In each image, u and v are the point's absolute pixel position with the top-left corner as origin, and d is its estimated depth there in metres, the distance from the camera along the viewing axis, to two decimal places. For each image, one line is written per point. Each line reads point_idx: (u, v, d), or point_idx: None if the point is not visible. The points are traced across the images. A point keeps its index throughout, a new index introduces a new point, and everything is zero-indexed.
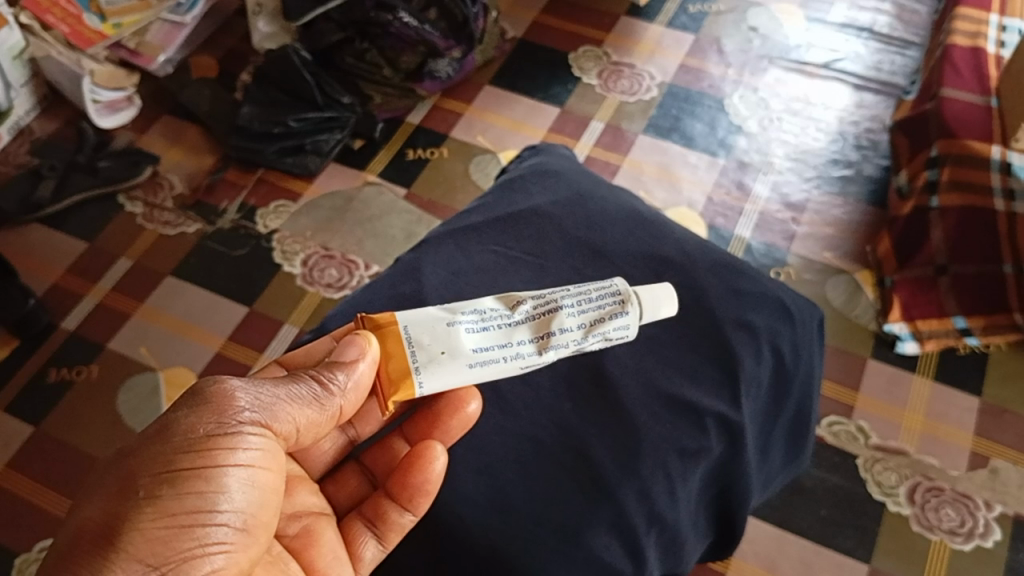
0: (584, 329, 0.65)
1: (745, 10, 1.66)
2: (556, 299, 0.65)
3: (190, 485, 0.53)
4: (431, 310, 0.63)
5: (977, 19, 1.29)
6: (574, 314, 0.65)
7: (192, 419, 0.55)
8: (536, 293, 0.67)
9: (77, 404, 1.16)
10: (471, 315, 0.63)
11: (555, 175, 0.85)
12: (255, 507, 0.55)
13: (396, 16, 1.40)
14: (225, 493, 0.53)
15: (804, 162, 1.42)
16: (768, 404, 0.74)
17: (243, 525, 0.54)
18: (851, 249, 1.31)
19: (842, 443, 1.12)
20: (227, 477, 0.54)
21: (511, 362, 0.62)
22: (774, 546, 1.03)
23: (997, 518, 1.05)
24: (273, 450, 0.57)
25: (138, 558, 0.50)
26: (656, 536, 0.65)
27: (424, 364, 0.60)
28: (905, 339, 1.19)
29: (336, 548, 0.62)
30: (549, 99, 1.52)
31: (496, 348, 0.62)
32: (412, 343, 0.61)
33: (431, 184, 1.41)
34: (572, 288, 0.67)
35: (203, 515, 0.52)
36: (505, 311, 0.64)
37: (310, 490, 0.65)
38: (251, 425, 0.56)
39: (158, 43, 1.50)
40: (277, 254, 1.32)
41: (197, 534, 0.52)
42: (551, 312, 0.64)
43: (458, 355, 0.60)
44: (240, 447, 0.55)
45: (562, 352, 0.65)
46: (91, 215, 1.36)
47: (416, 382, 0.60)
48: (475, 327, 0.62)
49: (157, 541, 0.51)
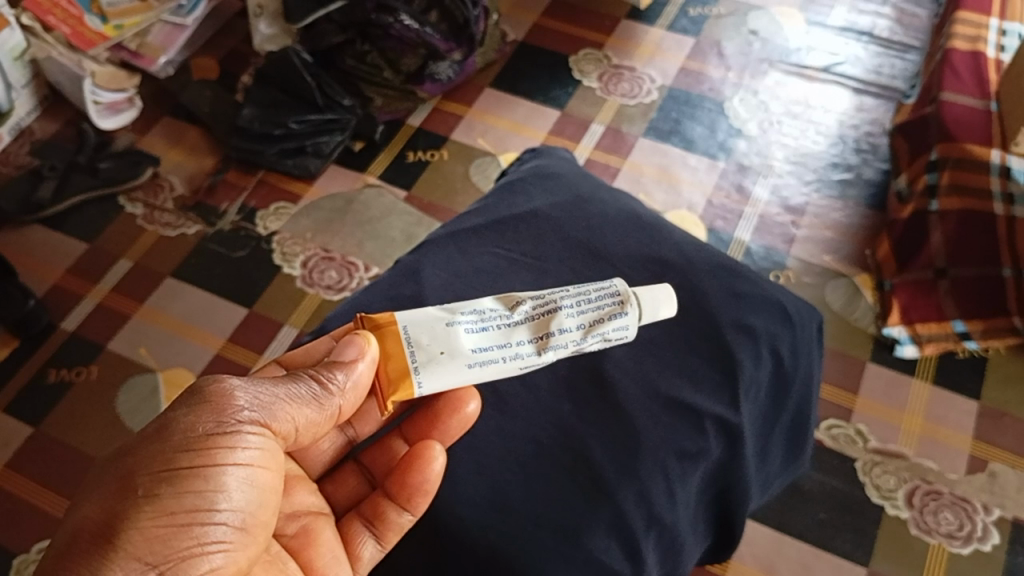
0: (583, 329, 0.65)
1: (746, 13, 1.67)
2: (556, 299, 0.65)
3: (189, 484, 0.53)
4: (430, 310, 0.63)
5: (978, 23, 1.29)
6: (573, 314, 0.65)
7: (191, 418, 0.55)
8: (535, 293, 0.67)
9: (77, 404, 1.16)
10: (471, 315, 0.63)
11: (555, 177, 0.85)
12: (254, 506, 0.55)
13: (397, 18, 1.41)
14: (224, 492, 0.53)
15: (804, 165, 1.43)
16: (768, 406, 0.74)
17: (241, 524, 0.54)
18: (850, 252, 1.31)
19: (841, 446, 1.12)
20: (226, 476, 0.54)
21: (510, 362, 0.62)
22: (773, 549, 1.03)
23: (996, 522, 1.05)
24: (272, 450, 0.57)
25: (137, 557, 0.50)
26: (654, 537, 0.65)
27: (423, 364, 0.60)
28: (904, 342, 1.19)
29: (335, 547, 0.62)
30: (549, 101, 1.53)
31: (495, 348, 0.62)
32: (412, 343, 0.61)
33: (431, 186, 1.41)
34: (571, 288, 0.67)
35: (202, 514, 0.53)
36: (505, 311, 0.64)
37: (309, 489, 0.65)
38: (251, 424, 0.56)
39: (159, 44, 1.50)
40: (277, 255, 1.32)
41: (196, 533, 0.52)
42: (550, 313, 0.64)
43: (458, 355, 0.60)
44: (239, 446, 0.55)
45: (562, 352, 0.65)
46: (92, 216, 1.37)
47: (415, 381, 0.60)
48: (474, 327, 0.62)
49: (156, 540, 0.51)
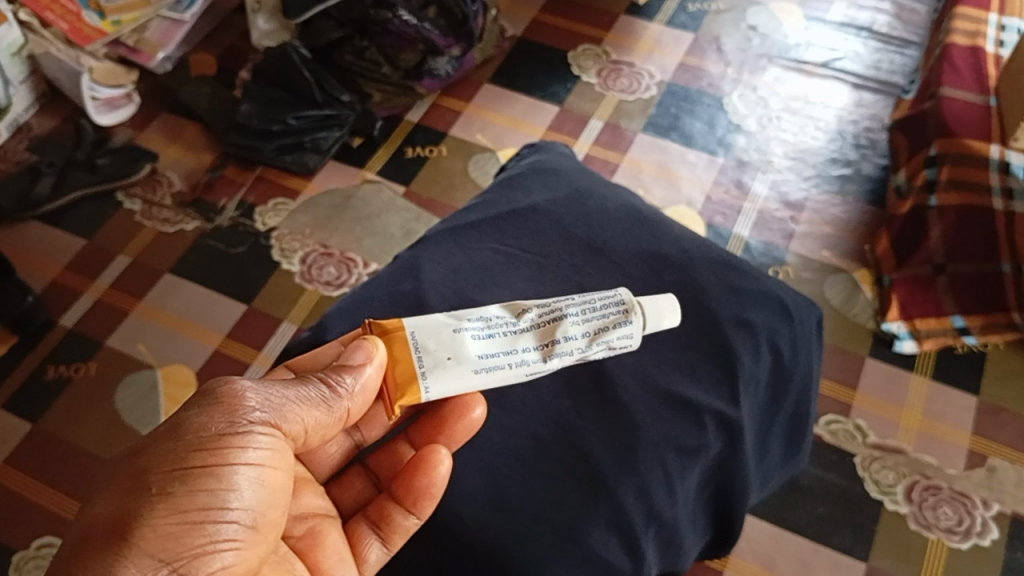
0: (589, 337, 0.65)
1: (745, 9, 1.66)
2: (562, 307, 0.66)
3: (202, 482, 0.53)
4: (437, 316, 0.63)
5: (977, 19, 1.29)
6: (579, 322, 0.65)
7: (203, 417, 0.55)
8: (541, 301, 0.67)
9: (75, 401, 1.16)
10: (477, 322, 0.63)
11: (555, 173, 0.85)
12: (266, 505, 0.55)
13: (396, 14, 1.40)
14: (236, 491, 0.53)
15: (803, 160, 1.42)
16: (767, 402, 0.74)
17: (253, 523, 0.54)
18: (849, 248, 1.31)
19: (840, 441, 1.12)
20: (238, 474, 0.54)
21: (516, 368, 0.63)
22: (773, 545, 1.03)
23: (995, 517, 1.05)
24: (282, 450, 0.57)
25: (150, 554, 0.50)
26: (654, 533, 0.65)
27: (429, 369, 0.60)
28: (902, 337, 1.20)
29: (341, 549, 0.62)
30: (548, 97, 1.52)
31: (501, 355, 0.63)
32: (418, 349, 0.61)
33: (430, 182, 1.41)
34: (577, 297, 0.67)
35: (214, 512, 0.52)
36: (511, 318, 0.65)
37: (316, 492, 0.65)
38: (261, 424, 0.56)
39: (158, 40, 1.50)
40: (276, 252, 1.32)
41: (208, 530, 0.52)
42: (556, 321, 0.65)
43: (464, 361, 0.61)
44: (250, 445, 0.55)
45: (567, 360, 0.65)
46: (90, 212, 1.36)
47: (423, 386, 0.60)
48: (480, 333, 0.63)
49: (169, 537, 0.51)
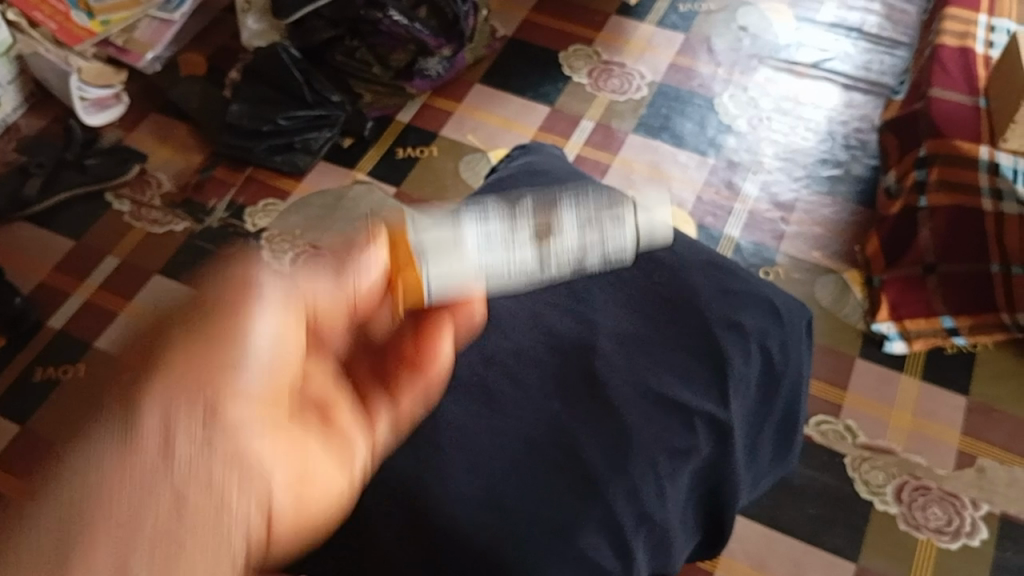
0: (593, 226, 0.58)
1: (736, 9, 1.66)
2: (560, 198, 0.59)
3: (219, 324, 0.49)
4: (434, 214, 0.57)
5: (967, 20, 1.29)
6: (581, 212, 0.58)
7: (221, 267, 0.52)
8: (540, 194, 0.60)
9: (64, 402, 1.16)
10: (476, 215, 0.57)
11: (545, 174, 0.85)
12: (283, 359, 0.51)
13: (386, 14, 1.40)
14: (253, 337, 0.50)
15: (794, 161, 1.43)
16: (758, 402, 0.74)
17: (269, 379, 0.50)
18: (839, 248, 1.32)
19: (830, 441, 1.12)
20: (255, 321, 0.50)
21: (520, 262, 0.56)
22: (764, 544, 1.04)
23: (984, 517, 1.05)
24: (299, 309, 0.53)
25: (169, 391, 0.47)
26: (645, 535, 0.65)
27: (430, 257, 0.54)
28: (892, 338, 1.20)
29: (354, 430, 0.57)
30: (539, 97, 1.52)
31: (505, 248, 0.56)
32: (418, 239, 0.55)
33: (421, 183, 1.41)
34: (574, 188, 0.60)
35: (230, 358, 0.49)
36: (512, 212, 0.57)
37: (321, 376, 0.57)
38: (277, 277, 0.53)
39: (147, 41, 1.50)
40: (266, 253, 1.32)
41: (225, 375, 0.48)
42: (557, 212, 0.58)
43: (466, 252, 0.55)
44: (266, 293, 0.51)
45: (573, 255, 0.58)
46: (78, 213, 1.36)
47: (425, 272, 0.54)
48: (480, 225, 0.56)
49: (186, 376, 0.48)
